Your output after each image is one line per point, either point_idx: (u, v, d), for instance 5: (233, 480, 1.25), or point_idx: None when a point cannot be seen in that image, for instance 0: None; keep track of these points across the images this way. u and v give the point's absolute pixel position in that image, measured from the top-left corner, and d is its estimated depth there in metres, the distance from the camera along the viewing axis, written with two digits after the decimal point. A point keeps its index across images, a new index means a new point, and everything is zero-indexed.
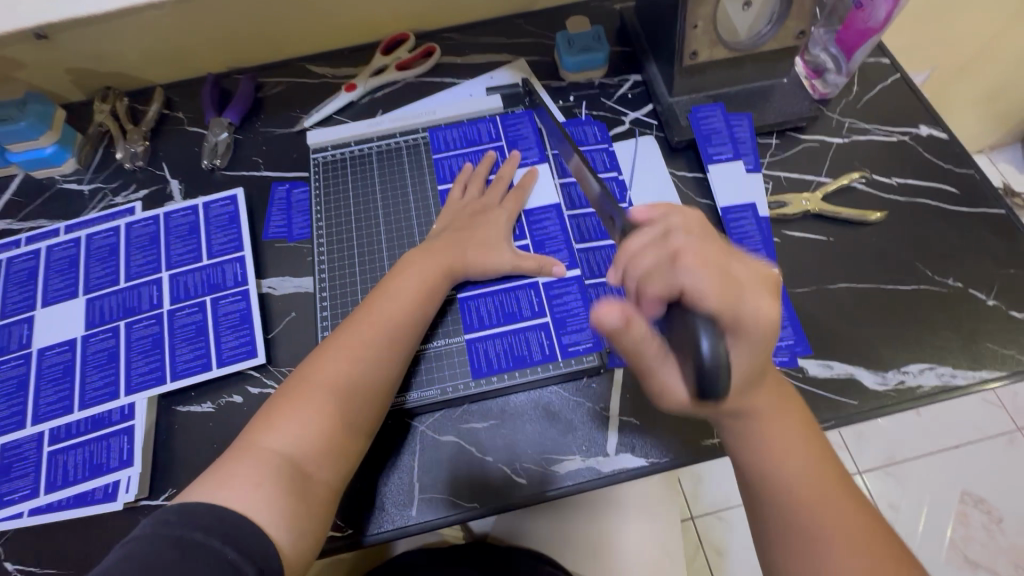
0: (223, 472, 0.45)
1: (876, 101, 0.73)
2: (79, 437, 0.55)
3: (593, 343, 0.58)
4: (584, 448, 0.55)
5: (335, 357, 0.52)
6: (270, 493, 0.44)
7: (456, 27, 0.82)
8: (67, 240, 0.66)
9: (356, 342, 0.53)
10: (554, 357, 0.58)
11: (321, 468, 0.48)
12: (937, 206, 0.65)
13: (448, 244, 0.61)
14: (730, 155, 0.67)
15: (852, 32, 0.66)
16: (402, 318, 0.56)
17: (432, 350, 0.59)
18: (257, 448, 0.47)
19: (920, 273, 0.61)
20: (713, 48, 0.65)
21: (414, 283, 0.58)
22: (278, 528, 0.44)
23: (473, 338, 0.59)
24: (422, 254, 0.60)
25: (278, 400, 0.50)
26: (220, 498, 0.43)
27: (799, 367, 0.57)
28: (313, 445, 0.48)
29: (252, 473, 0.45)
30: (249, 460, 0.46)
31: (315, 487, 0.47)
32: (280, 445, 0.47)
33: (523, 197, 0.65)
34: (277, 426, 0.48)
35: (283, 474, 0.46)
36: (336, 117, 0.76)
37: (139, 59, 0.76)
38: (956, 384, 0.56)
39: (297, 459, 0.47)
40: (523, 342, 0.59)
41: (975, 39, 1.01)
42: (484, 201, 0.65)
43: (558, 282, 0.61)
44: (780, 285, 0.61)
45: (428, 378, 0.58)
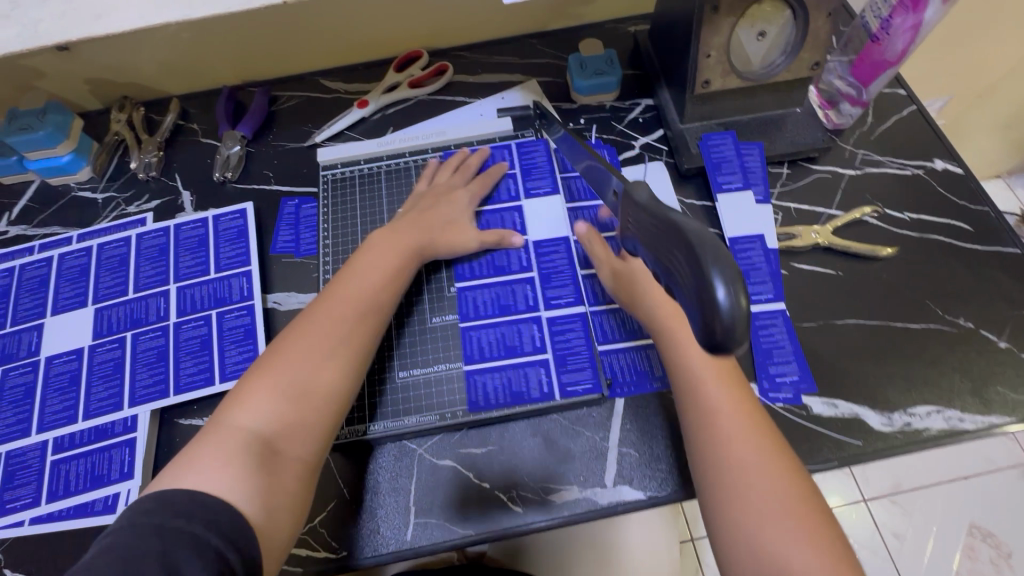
0: (192, 455, 0.46)
1: (890, 132, 0.72)
2: (82, 448, 0.56)
3: (593, 384, 0.57)
4: (581, 478, 0.54)
5: (300, 336, 0.52)
6: (238, 467, 0.45)
7: (469, 46, 0.82)
8: (79, 249, 0.67)
9: (323, 320, 0.54)
10: (552, 398, 0.57)
11: (292, 444, 0.48)
12: (949, 243, 0.64)
13: (410, 228, 0.62)
14: (740, 184, 0.67)
15: (867, 65, 0.65)
16: (370, 298, 0.57)
17: (398, 381, 0.59)
18: (225, 427, 0.47)
19: (930, 311, 0.60)
20: (726, 77, 0.64)
21: (385, 257, 0.59)
22: (251, 505, 0.44)
23: (471, 369, 0.59)
24: (389, 232, 0.62)
25: (245, 380, 0.51)
26: (188, 481, 0.43)
27: (803, 404, 0.57)
28: (281, 421, 0.48)
29: (220, 453, 0.45)
30: (215, 439, 0.46)
31: (287, 463, 0.47)
32: (247, 423, 0.48)
33: (489, 181, 0.68)
34: (244, 404, 0.48)
35: (254, 451, 0.46)
36: (347, 133, 0.76)
37: (157, 71, 0.78)
38: (964, 428, 0.55)
39: (266, 436, 0.47)
40: (523, 377, 0.58)
41: (994, 67, 0.99)
42: (450, 181, 0.68)
43: (564, 314, 0.61)
44: (786, 319, 0.60)
45: (416, 408, 0.58)
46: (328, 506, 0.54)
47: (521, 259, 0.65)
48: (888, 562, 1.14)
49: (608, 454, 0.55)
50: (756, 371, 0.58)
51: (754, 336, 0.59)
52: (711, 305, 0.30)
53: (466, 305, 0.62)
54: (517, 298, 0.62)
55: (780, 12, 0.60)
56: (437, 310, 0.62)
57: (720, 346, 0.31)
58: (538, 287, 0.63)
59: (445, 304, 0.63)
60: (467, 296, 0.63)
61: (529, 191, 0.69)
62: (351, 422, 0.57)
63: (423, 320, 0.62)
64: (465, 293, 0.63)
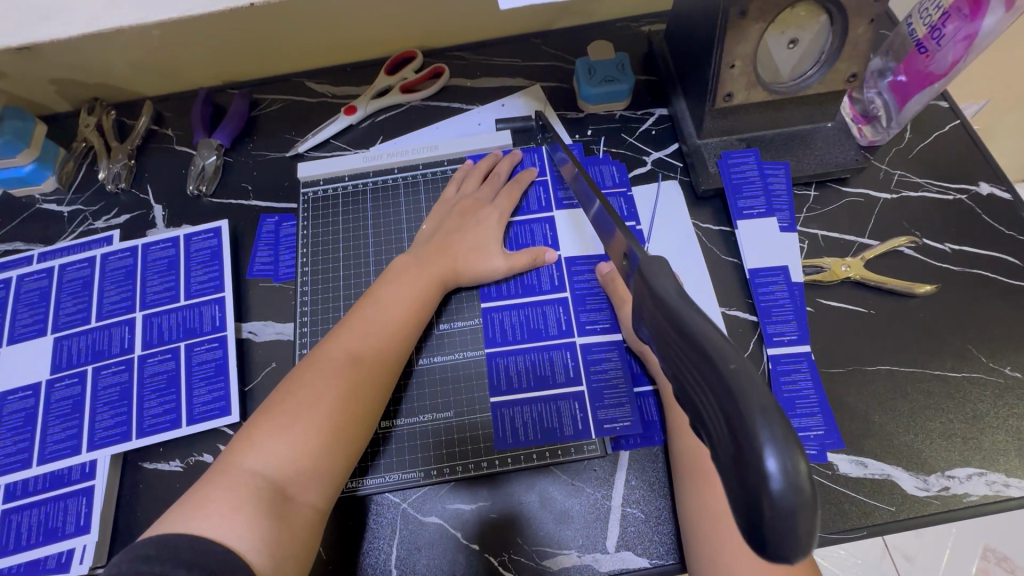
0: (199, 494, 0.39)
1: (930, 150, 0.65)
2: (37, 496, 0.51)
3: (631, 421, 0.52)
4: (581, 543, 0.49)
5: (325, 366, 0.46)
6: (250, 517, 0.38)
7: (467, 46, 0.75)
8: (39, 270, 0.62)
9: (347, 347, 0.48)
10: (587, 434, 0.52)
11: (306, 489, 0.41)
12: (995, 278, 0.57)
13: (436, 252, 0.57)
14: (763, 209, 0.61)
15: (909, 76, 0.58)
16: (399, 324, 0.51)
17: (401, 430, 0.53)
18: (236, 468, 0.40)
19: (973, 358, 0.54)
20: (751, 90, 0.57)
21: (408, 282, 0.54)
22: (260, 552, 0.37)
23: (498, 402, 0.54)
24: (412, 260, 0.56)
25: (259, 414, 0.44)
26: (193, 526, 0.37)
27: (828, 463, 0.51)
28: (298, 463, 0.41)
29: (228, 497, 0.38)
30: (224, 482, 0.39)
31: (299, 510, 0.41)
32: (260, 465, 0.41)
33: (518, 191, 0.62)
34: (256, 443, 0.42)
35: (265, 497, 0.39)
36: (333, 142, 0.70)
37: (127, 72, 0.71)
38: (1009, 495, 0.49)
39: (280, 481, 0.40)
40: (554, 413, 0.53)
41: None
42: (478, 194, 0.62)
43: (600, 342, 0.56)
44: (812, 363, 0.54)
45: (400, 461, 0.52)
46: None
47: (551, 278, 0.59)
48: None
49: (610, 515, 0.50)
50: None
51: (775, 383, 0.54)
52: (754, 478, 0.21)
53: (493, 329, 0.57)
54: (547, 321, 0.57)
55: (815, 18, 0.53)
56: (431, 349, 0.56)
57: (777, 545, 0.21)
58: (572, 310, 0.57)
59: (474, 336, 0.57)
60: (493, 320, 0.57)
61: (562, 200, 0.63)
62: (351, 475, 0.52)
63: (413, 362, 0.56)
64: (490, 316, 0.57)
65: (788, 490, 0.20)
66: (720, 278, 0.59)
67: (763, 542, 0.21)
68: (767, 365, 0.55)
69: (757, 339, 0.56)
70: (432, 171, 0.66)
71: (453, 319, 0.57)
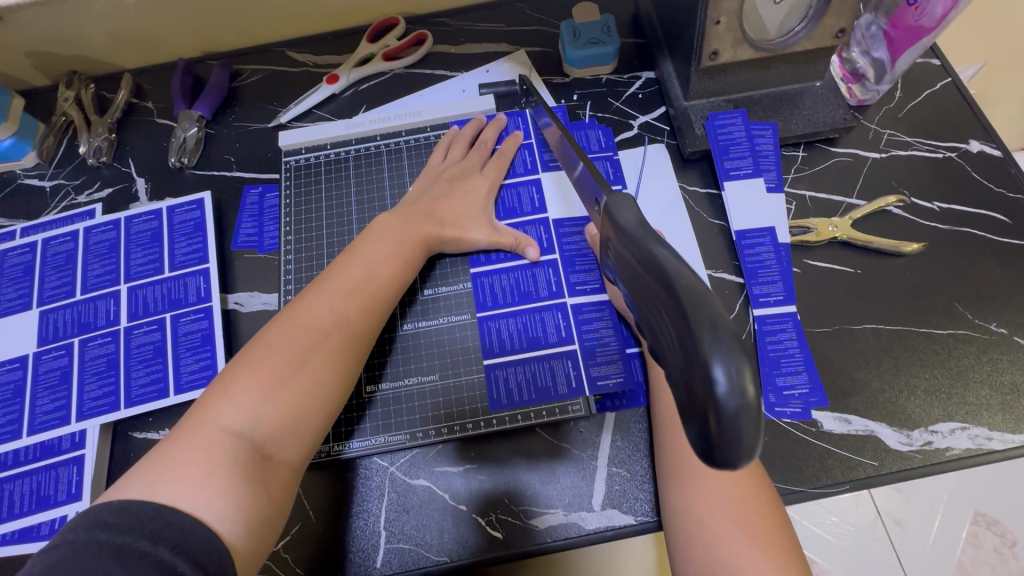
0: (168, 456, 0.39)
1: (921, 109, 0.64)
2: (28, 465, 0.52)
3: (623, 378, 0.53)
4: (566, 501, 0.50)
5: (300, 325, 0.46)
6: (221, 483, 0.38)
7: (451, 11, 0.74)
8: (23, 245, 0.62)
9: (326, 306, 0.47)
10: (581, 391, 0.52)
11: (285, 448, 0.42)
12: (982, 236, 0.57)
13: (421, 214, 0.56)
14: (749, 170, 0.60)
15: (900, 31, 0.57)
16: (379, 285, 0.50)
17: (384, 393, 0.54)
18: (207, 426, 0.40)
19: (958, 315, 0.54)
20: (737, 47, 0.56)
21: (389, 246, 0.53)
22: (231, 519, 0.37)
23: (491, 365, 0.54)
24: (396, 218, 0.55)
25: (232, 370, 0.43)
26: (162, 491, 0.36)
27: (813, 420, 0.51)
28: (276, 422, 0.42)
29: (201, 459, 0.38)
30: (197, 443, 0.39)
31: (277, 469, 0.41)
32: (236, 423, 0.41)
33: (504, 164, 0.61)
34: (230, 400, 0.41)
35: (244, 456, 0.40)
36: (315, 112, 0.69)
37: (104, 43, 0.70)
38: (991, 448, 0.49)
39: (259, 440, 0.41)
40: (548, 372, 0.53)
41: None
42: (465, 163, 0.60)
43: (590, 302, 0.56)
44: (797, 323, 0.54)
45: (383, 425, 0.53)
46: (292, 529, 0.50)
47: (540, 241, 0.58)
48: None
49: (595, 474, 0.50)
50: (762, 382, 0.52)
51: (761, 343, 0.54)
52: (701, 387, 0.24)
53: (482, 293, 0.57)
54: (538, 283, 0.56)
55: None
56: (416, 315, 0.56)
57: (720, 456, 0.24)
58: (562, 271, 0.57)
59: (461, 300, 0.57)
60: (482, 284, 0.57)
61: (547, 162, 0.62)
62: (336, 438, 0.52)
63: (397, 327, 0.56)
64: (479, 280, 0.57)
65: (733, 394, 0.23)
66: (707, 241, 0.59)
67: (713, 446, 0.24)
68: (753, 325, 0.55)
69: (744, 300, 0.56)
70: (415, 138, 0.65)
71: (438, 285, 0.57)
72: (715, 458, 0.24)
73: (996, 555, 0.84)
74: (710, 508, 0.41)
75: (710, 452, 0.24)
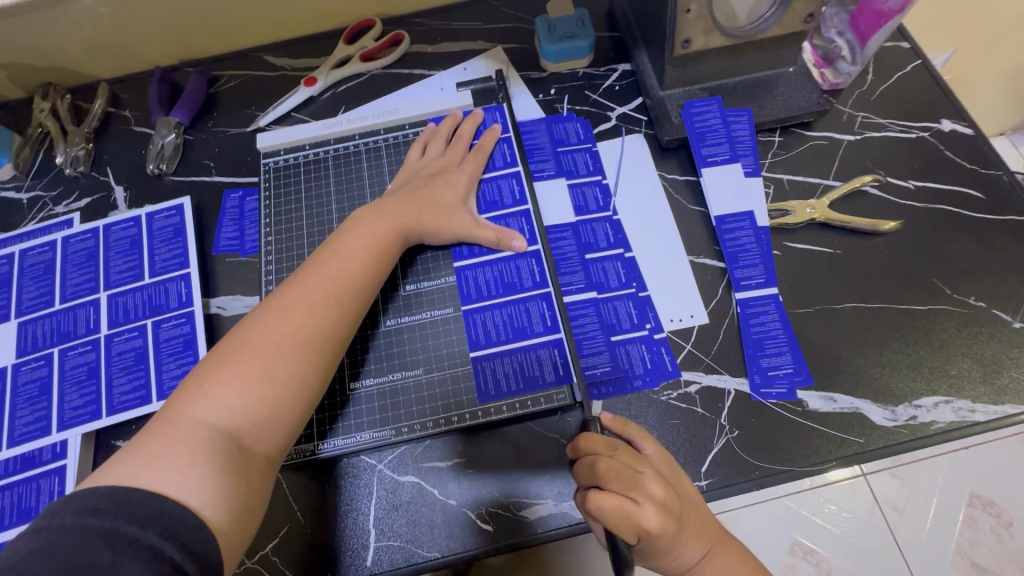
0: (145, 448, 0.38)
1: (893, 91, 0.65)
2: (9, 478, 0.51)
3: (611, 366, 0.53)
4: (556, 492, 0.50)
5: (277, 316, 0.45)
6: (204, 471, 0.38)
7: (427, 11, 0.74)
8: (0, 257, 0.61)
9: (302, 297, 0.47)
10: (569, 379, 0.52)
11: (263, 439, 0.42)
12: (958, 213, 0.58)
13: (401, 204, 0.55)
14: (726, 156, 0.60)
15: (867, 14, 0.58)
16: (355, 275, 0.50)
17: (368, 384, 0.53)
18: (184, 420, 0.40)
19: (937, 290, 0.55)
20: (709, 35, 0.57)
21: (367, 237, 0.52)
22: (216, 506, 0.37)
23: (476, 356, 0.54)
24: (373, 210, 0.55)
25: (209, 363, 0.43)
26: (144, 480, 0.36)
27: (798, 400, 0.51)
28: (253, 412, 0.41)
29: (178, 449, 0.38)
30: (176, 434, 0.39)
31: (254, 460, 0.41)
32: (213, 412, 0.40)
33: (483, 159, 0.61)
34: (208, 393, 0.41)
35: (221, 446, 0.39)
36: (294, 115, 0.69)
37: (80, 54, 0.70)
38: (975, 420, 0.50)
39: (236, 431, 0.41)
40: (535, 361, 0.53)
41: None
42: (445, 159, 0.60)
43: (575, 301, 0.56)
44: (779, 305, 0.55)
45: (367, 420, 0.52)
46: (279, 531, 0.49)
47: (523, 232, 0.58)
48: None
49: None
50: (746, 364, 0.53)
51: (745, 326, 0.54)
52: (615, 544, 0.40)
53: (467, 285, 0.56)
54: (522, 275, 0.56)
55: None
56: (398, 309, 0.56)
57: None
58: (544, 263, 0.56)
59: (443, 294, 0.56)
60: (466, 277, 0.57)
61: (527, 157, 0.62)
62: (321, 436, 0.51)
63: (379, 323, 0.55)
64: (463, 273, 0.57)
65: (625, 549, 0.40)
66: (687, 226, 0.59)
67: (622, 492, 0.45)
68: (736, 309, 0.55)
69: (726, 285, 0.56)
70: (393, 136, 0.65)
71: (419, 279, 0.57)
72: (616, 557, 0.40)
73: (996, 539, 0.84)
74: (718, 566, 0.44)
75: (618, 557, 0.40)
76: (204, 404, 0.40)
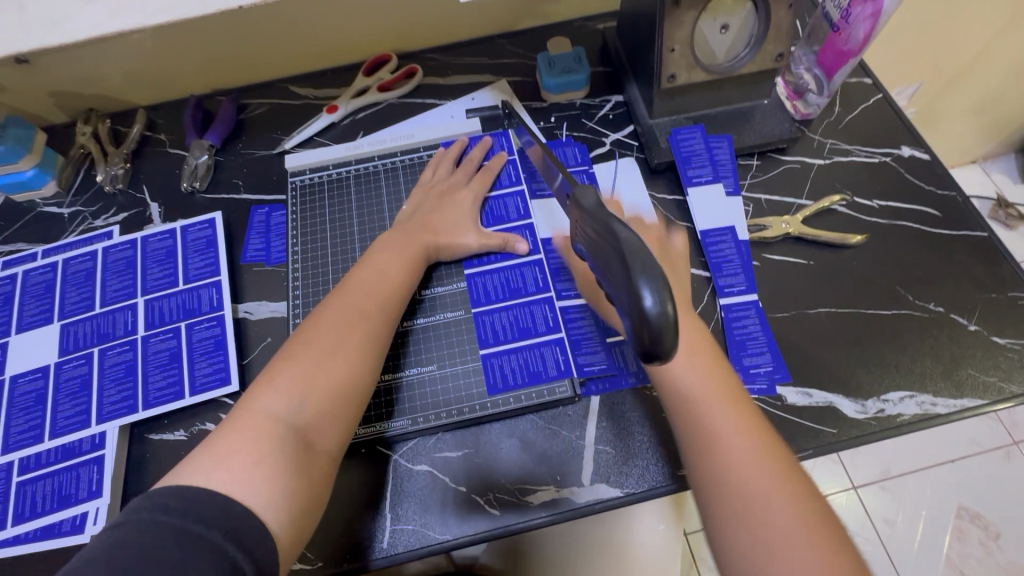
0: (221, 446, 0.43)
1: (858, 120, 0.72)
2: (49, 467, 0.55)
3: (607, 366, 0.58)
4: (558, 479, 0.54)
5: (333, 326, 0.51)
6: (270, 471, 0.42)
7: (439, 48, 0.82)
8: (44, 265, 0.66)
9: (351, 309, 0.52)
10: (569, 374, 0.57)
11: (324, 436, 0.46)
12: (917, 228, 0.64)
13: (420, 226, 0.62)
14: (709, 177, 0.67)
15: (830, 54, 0.65)
16: (394, 291, 0.56)
17: (408, 379, 0.58)
18: (254, 420, 0.44)
19: (900, 296, 0.61)
20: (692, 71, 0.64)
21: (399, 255, 0.58)
22: (276, 508, 0.41)
23: (488, 354, 0.59)
24: (400, 234, 0.61)
25: (273, 367, 0.48)
26: (214, 478, 0.40)
27: (777, 395, 0.56)
28: (314, 412, 0.46)
29: (252, 447, 0.43)
30: (248, 432, 0.44)
31: (319, 457, 0.45)
32: (280, 412, 0.45)
33: (489, 178, 0.67)
34: (274, 394, 0.46)
35: (288, 444, 0.44)
36: (316, 139, 0.75)
37: (122, 83, 0.77)
38: (937, 412, 0.55)
39: (301, 428, 0.45)
40: (539, 358, 0.58)
41: (966, 40, 1.01)
42: (452, 179, 0.67)
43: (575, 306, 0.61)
44: (759, 310, 0.60)
45: (405, 411, 0.56)
46: None
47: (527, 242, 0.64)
48: (879, 548, 1.15)
49: (584, 453, 0.55)
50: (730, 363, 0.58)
51: (728, 328, 0.60)
52: (640, 313, 0.34)
53: (476, 291, 0.62)
54: (526, 280, 0.62)
55: (741, 4, 0.60)
56: (419, 314, 0.61)
57: (649, 351, 0.34)
58: (545, 274, 0.62)
59: (456, 299, 0.62)
60: (476, 283, 0.62)
61: (530, 176, 0.68)
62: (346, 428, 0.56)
63: (405, 326, 0.60)
64: (474, 280, 0.62)
65: (659, 313, 0.33)
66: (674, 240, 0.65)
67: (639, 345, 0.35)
68: (720, 313, 0.61)
69: (710, 292, 0.62)
70: (409, 158, 0.72)
71: (436, 286, 0.62)
72: (651, 351, 0.34)
73: (982, 549, 1.13)
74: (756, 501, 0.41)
75: (648, 348, 0.34)
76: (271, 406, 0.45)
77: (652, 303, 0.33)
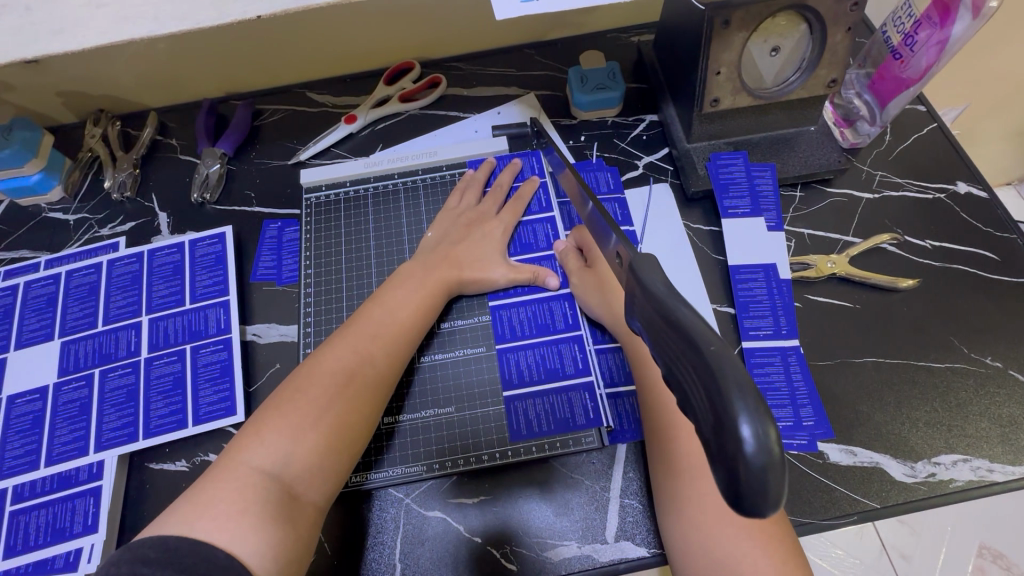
0: (203, 495, 0.40)
1: (910, 151, 0.68)
2: (44, 497, 0.52)
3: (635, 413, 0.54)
4: (580, 534, 0.50)
5: (331, 368, 0.48)
6: (255, 519, 0.39)
7: (464, 57, 0.78)
8: (47, 277, 0.63)
9: (353, 348, 0.49)
10: (599, 423, 0.53)
11: (311, 487, 0.43)
12: (974, 273, 0.60)
13: (442, 260, 0.58)
14: (749, 209, 0.63)
15: (887, 81, 0.61)
16: (402, 330, 0.52)
17: (406, 424, 0.54)
18: (237, 468, 0.41)
19: (954, 348, 0.56)
20: (736, 95, 0.60)
21: (414, 291, 0.55)
22: (261, 556, 0.38)
23: (510, 396, 0.55)
24: (421, 266, 0.57)
25: (265, 412, 0.45)
26: (195, 527, 0.37)
27: (819, 452, 0.52)
28: (305, 462, 0.43)
29: (236, 496, 0.40)
30: (231, 482, 0.40)
31: (303, 509, 0.42)
32: (266, 463, 0.42)
33: (520, 208, 0.63)
34: (262, 442, 0.43)
35: (274, 495, 0.41)
36: (334, 150, 0.72)
37: (133, 85, 0.73)
38: (993, 479, 0.51)
39: (287, 480, 0.42)
40: (565, 404, 0.54)
41: (1015, 63, 0.95)
42: (481, 209, 0.63)
43: (604, 345, 0.57)
44: (799, 354, 0.56)
45: (402, 458, 0.53)
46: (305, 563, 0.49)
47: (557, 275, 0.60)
48: None
49: (609, 505, 0.51)
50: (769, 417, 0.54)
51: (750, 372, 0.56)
52: (732, 448, 0.24)
53: (500, 325, 0.58)
54: (554, 316, 0.58)
55: (795, 26, 0.56)
56: (433, 348, 0.58)
57: (739, 501, 0.24)
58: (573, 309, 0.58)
59: (476, 334, 0.58)
60: (500, 317, 0.59)
61: (561, 201, 0.65)
62: (355, 469, 0.53)
63: (418, 362, 0.57)
64: (497, 314, 0.59)
65: (760, 453, 0.23)
66: (709, 275, 0.61)
67: (736, 497, 0.24)
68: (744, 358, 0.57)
69: (736, 333, 0.58)
70: (431, 177, 0.68)
71: (455, 319, 0.59)
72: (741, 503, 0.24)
73: None
74: (714, 526, 0.42)
75: (737, 496, 0.24)
76: (257, 455, 0.42)
77: (752, 435, 0.23)
